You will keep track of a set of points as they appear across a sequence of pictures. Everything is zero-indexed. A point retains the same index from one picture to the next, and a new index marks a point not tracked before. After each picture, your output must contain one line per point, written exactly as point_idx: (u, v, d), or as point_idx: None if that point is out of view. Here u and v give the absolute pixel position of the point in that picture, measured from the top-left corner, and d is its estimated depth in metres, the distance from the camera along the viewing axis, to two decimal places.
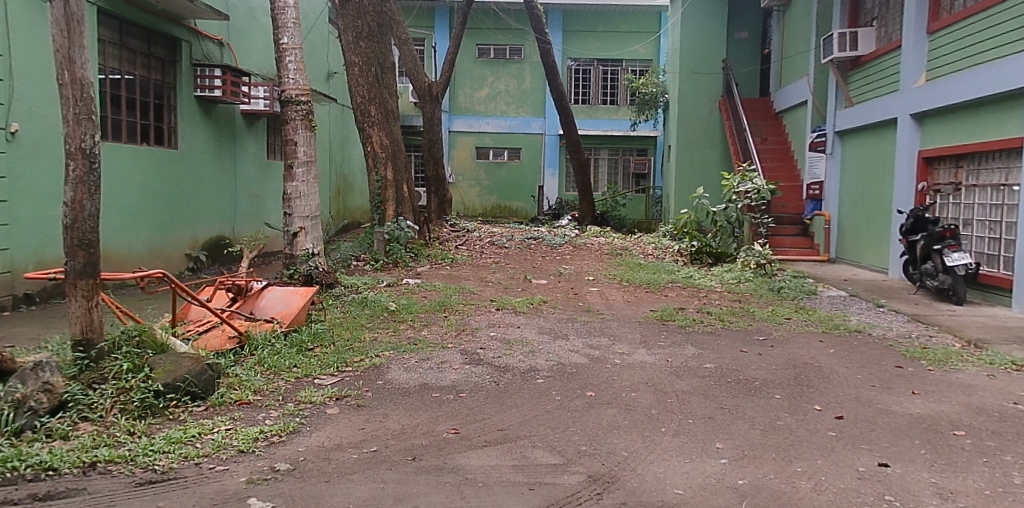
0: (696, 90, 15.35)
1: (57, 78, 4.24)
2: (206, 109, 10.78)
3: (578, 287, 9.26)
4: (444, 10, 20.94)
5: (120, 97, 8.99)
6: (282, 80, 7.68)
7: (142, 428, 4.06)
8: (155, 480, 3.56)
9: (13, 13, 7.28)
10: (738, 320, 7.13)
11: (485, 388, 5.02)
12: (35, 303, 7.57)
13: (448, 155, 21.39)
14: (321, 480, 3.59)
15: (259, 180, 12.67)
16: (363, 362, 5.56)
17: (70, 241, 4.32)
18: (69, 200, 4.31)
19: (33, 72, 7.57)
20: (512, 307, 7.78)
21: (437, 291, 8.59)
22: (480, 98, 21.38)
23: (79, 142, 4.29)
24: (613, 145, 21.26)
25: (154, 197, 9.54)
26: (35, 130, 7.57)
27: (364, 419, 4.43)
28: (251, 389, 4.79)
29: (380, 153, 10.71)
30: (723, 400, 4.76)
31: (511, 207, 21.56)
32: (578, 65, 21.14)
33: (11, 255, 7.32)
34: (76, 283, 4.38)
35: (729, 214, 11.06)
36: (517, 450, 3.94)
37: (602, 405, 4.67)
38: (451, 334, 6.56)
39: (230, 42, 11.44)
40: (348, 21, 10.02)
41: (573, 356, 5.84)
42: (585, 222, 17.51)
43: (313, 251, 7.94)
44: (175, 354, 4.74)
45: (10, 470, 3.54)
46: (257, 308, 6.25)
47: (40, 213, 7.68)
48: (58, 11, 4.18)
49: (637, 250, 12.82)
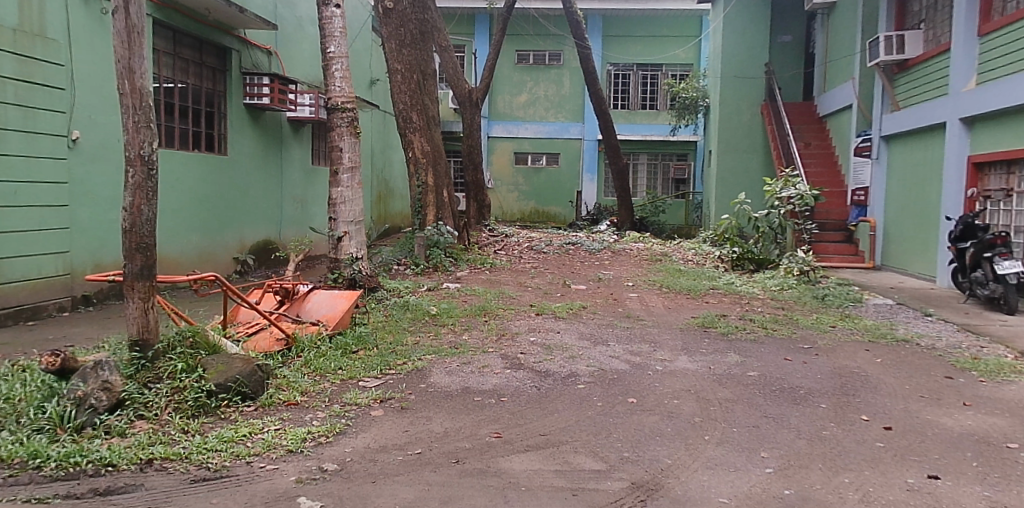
0: (738, 94, 15.18)
1: (118, 88, 4.40)
2: (254, 116, 11.06)
3: (617, 293, 9.25)
4: (484, 16, 21.11)
5: (173, 105, 9.25)
6: (329, 88, 7.84)
7: (195, 427, 4.19)
8: (209, 477, 3.67)
9: (75, 24, 7.57)
10: (781, 327, 7.06)
11: (526, 393, 5.06)
12: (92, 304, 7.84)
13: (487, 160, 21.58)
14: (367, 480, 3.66)
15: (304, 185, 12.94)
16: (405, 365, 5.63)
17: (130, 245, 4.48)
18: (128, 205, 4.47)
19: (94, 81, 7.85)
20: (552, 312, 7.81)
21: (477, 296, 8.67)
22: (519, 104, 21.50)
23: (138, 150, 4.44)
24: (652, 150, 21.16)
25: (204, 203, 9.80)
26: (94, 137, 7.86)
27: (408, 421, 4.51)
28: (299, 390, 4.92)
29: (421, 159, 10.82)
30: (768, 409, 4.72)
31: (548, 212, 21.59)
32: (617, 70, 21.11)
33: (71, 258, 7.59)
34: (135, 285, 4.53)
35: (772, 221, 10.87)
36: (559, 455, 3.97)
37: (644, 412, 4.67)
38: (492, 338, 6.60)
39: (278, 51, 11.74)
40: (391, 29, 10.19)
41: (614, 363, 5.84)
42: (624, 227, 17.38)
43: (357, 255, 8.06)
44: (227, 355, 4.88)
45: (73, 465, 3.69)
46: (303, 311, 6.38)
47: (98, 217, 7.97)
48: (120, 23, 4.35)
49: (678, 255, 12.73)
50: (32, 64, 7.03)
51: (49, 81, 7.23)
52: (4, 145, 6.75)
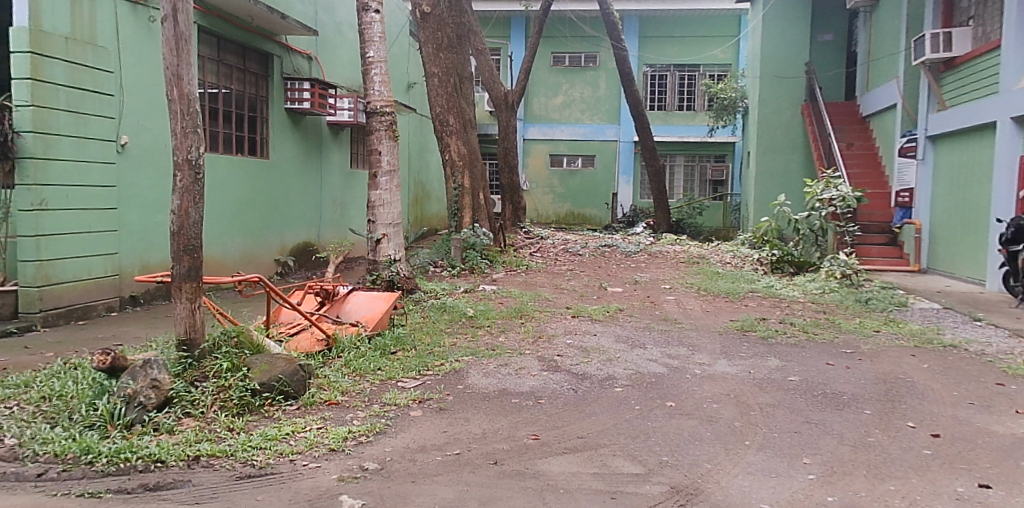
0: (778, 94, 14.97)
1: (167, 94, 4.52)
2: (294, 120, 11.25)
3: (654, 296, 9.18)
4: (519, 19, 21.17)
5: (218, 110, 9.43)
6: (368, 92, 7.95)
7: (240, 425, 4.29)
8: (254, 475, 3.75)
9: (124, 31, 7.80)
10: (823, 332, 6.94)
11: (563, 396, 5.06)
12: (139, 304, 8.07)
13: (522, 162, 21.66)
14: (407, 480, 3.70)
15: (343, 188, 13.12)
16: (443, 366, 5.68)
17: (177, 247, 4.60)
18: (176, 208, 4.59)
19: (142, 87, 8.07)
20: (588, 314, 7.79)
21: (512, 298, 8.68)
22: (555, 106, 21.50)
23: (186, 154, 4.56)
24: (689, 151, 20.95)
25: (246, 206, 9.99)
26: (142, 141, 8.08)
27: (446, 422, 4.54)
28: (340, 390, 4.99)
29: (457, 162, 10.87)
30: (810, 414, 4.65)
31: (584, 214, 21.52)
32: (654, 71, 20.97)
33: (119, 259, 7.81)
34: (182, 285, 4.65)
35: (812, 223, 10.71)
36: (598, 458, 3.96)
37: (683, 416, 4.63)
38: (528, 340, 6.62)
39: (318, 56, 11.93)
40: (429, 33, 10.27)
41: (652, 366, 5.80)
42: (661, 229, 17.26)
43: (395, 257, 8.14)
44: (270, 354, 4.97)
45: (124, 461, 3.80)
46: (343, 312, 6.47)
47: (146, 220, 8.19)
48: (169, 31, 4.47)
49: (716, 258, 12.60)
50: (84, 71, 7.25)
51: (99, 87, 7.45)
52: (56, 149, 6.97)
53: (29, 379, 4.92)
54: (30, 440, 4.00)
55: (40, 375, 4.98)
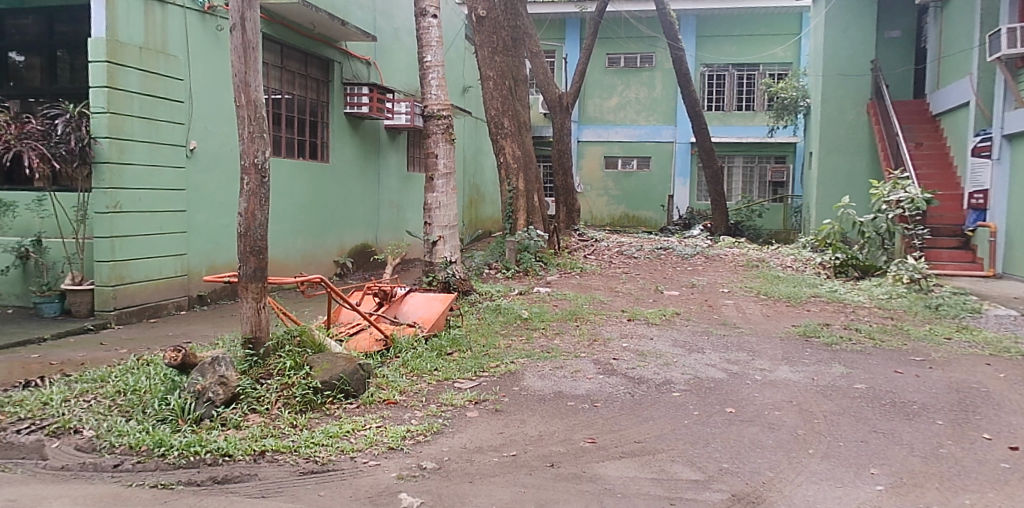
0: (841, 93, 14.56)
1: (234, 100, 4.66)
2: (353, 124, 11.47)
3: (712, 299, 9.04)
4: (575, 21, 21.12)
5: (281, 115, 9.68)
6: (426, 96, 8.05)
7: (303, 422, 4.39)
8: (317, 471, 3.83)
9: (193, 40, 8.09)
10: (891, 339, 6.70)
11: (620, 399, 5.02)
12: (206, 303, 8.36)
13: (577, 164, 21.62)
14: (465, 480, 3.73)
15: (400, 191, 13.31)
16: (498, 368, 5.71)
17: (243, 248, 4.74)
18: (242, 211, 4.73)
19: (210, 93, 8.35)
20: (645, 318, 7.72)
21: (567, 301, 8.66)
22: (610, 108, 21.38)
23: (253, 158, 4.69)
24: (749, 152, 20.53)
25: (307, 208, 10.23)
26: (210, 147, 8.37)
27: (502, 423, 4.56)
28: (398, 389, 5.07)
29: (512, 165, 10.88)
30: (877, 423, 4.50)
31: (639, 216, 21.34)
32: (711, 71, 20.67)
33: (188, 259, 8.09)
34: (249, 285, 4.79)
35: (878, 226, 10.42)
36: (655, 463, 3.92)
37: (743, 422, 4.55)
38: (584, 343, 6.59)
39: (377, 61, 12.13)
40: (484, 36, 10.35)
41: (711, 371, 5.71)
42: (718, 232, 17.00)
43: (451, 258, 8.21)
44: (331, 354, 5.07)
45: (194, 454, 3.93)
46: (400, 313, 6.55)
47: (213, 222, 8.47)
48: (237, 39, 4.61)
49: (776, 261, 12.31)
50: (156, 79, 7.54)
51: (170, 95, 7.74)
52: (130, 154, 7.26)
53: (105, 374, 5.14)
54: (107, 432, 4.18)
55: (116, 370, 5.21)
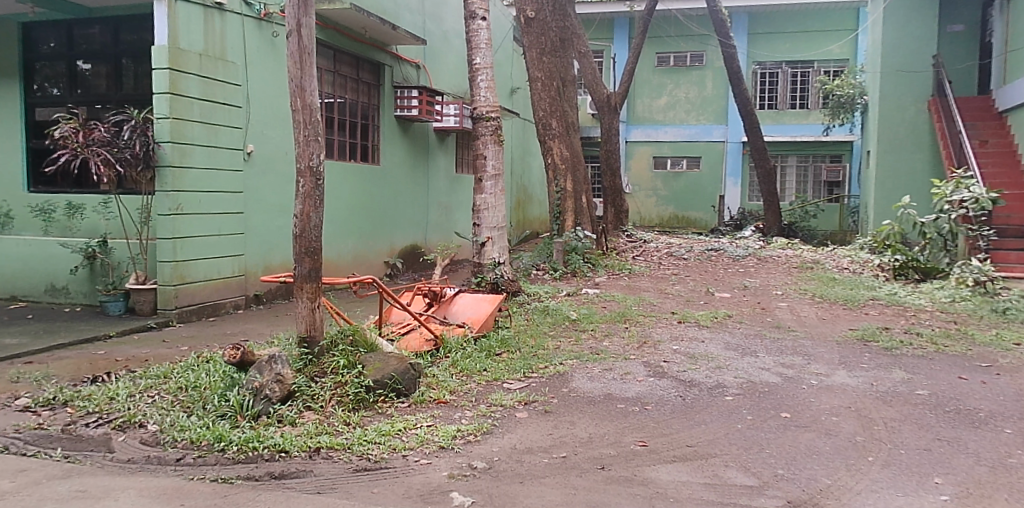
0: (900, 90, 14.12)
1: (291, 105, 4.76)
2: (403, 127, 11.62)
3: (765, 302, 8.86)
4: (623, 20, 20.98)
5: (333, 119, 9.85)
6: (475, 98, 8.10)
7: (356, 420, 4.47)
8: (370, 468, 3.89)
9: (250, 46, 8.30)
10: (955, 344, 6.46)
11: (671, 403, 4.97)
12: (262, 302, 8.58)
13: (626, 165, 21.49)
14: (515, 480, 3.74)
15: (449, 192, 13.42)
16: (547, 369, 5.71)
17: (299, 249, 4.84)
18: (298, 213, 4.83)
19: (265, 98, 8.57)
20: (695, 320, 7.61)
21: (616, 302, 8.60)
22: (659, 107, 21.17)
23: (308, 162, 4.80)
24: (803, 151, 20.08)
25: (358, 209, 10.40)
26: (266, 150, 8.58)
27: (552, 425, 4.56)
28: (448, 389, 5.13)
29: (560, 166, 10.86)
30: (941, 431, 4.35)
31: (688, 217, 21.08)
32: (764, 68, 20.29)
33: (245, 260, 8.31)
34: (304, 285, 4.89)
35: (941, 226, 10.18)
36: (708, 468, 3.87)
37: (800, 428, 4.45)
38: (633, 345, 6.54)
39: (426, 64, 12.27)
40: (533, 38, 10.38)
41: (765, 375, 5.60)
42: (770, 232, 16.68)
43: (499, 259, 8.23)
44: (383, 353, 5.14)
45: (252, 450, 4.04)
46: (450, 313, 6.60)
47: (269, 223, 8.68)
48: (293, 45, 4.72)
49: (832, 263, 12.00)
50: (215, 85, 7.77)
51: (229, 100, 7.97)
52: (191, 158, 7.48)
53: (168, 370, 5.31)
54: (170, 427, 4.32)
55: (177, 367, 5.38)
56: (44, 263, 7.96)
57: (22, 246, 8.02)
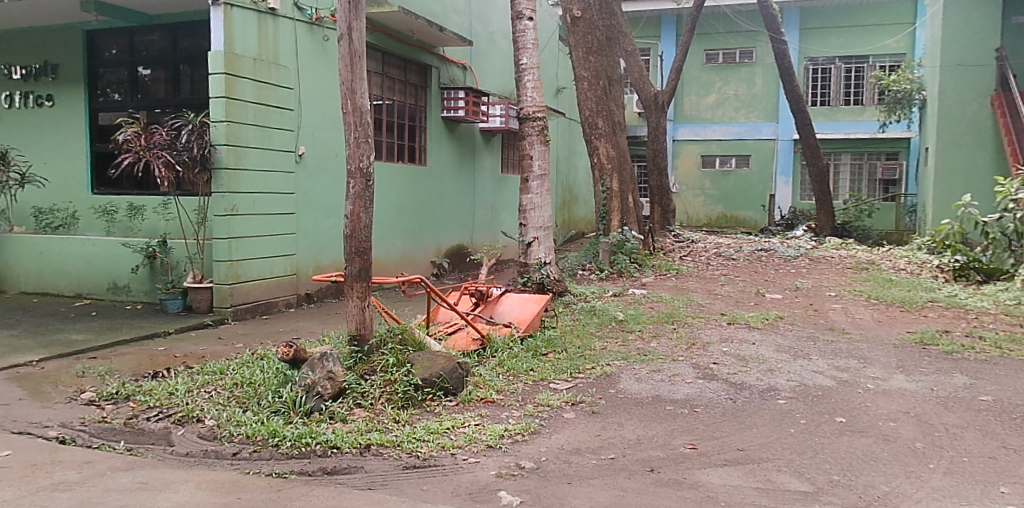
0: (961, 84, 13.64)
1: (342, 107, 4.84)
2: (449, 128, 11.70)
3: (818, 303, 8.66)
4: (670, 18, 20.75)
5: (381, 120, 9.97)
6: (521, 99, 8.11)
7: (406, 418, 4.52)
8: (419, 465, 3.93)
9: (301, 50, 8.46)
10: (1021, 348, 6.20)
11: (721, 405, 4.90)
12: (313, 301, 8.75)
13: (673, 164, 21.27)
14: (563, 481, 3.73)
15: (495, 192, 13.46)
16: (594, 370, 5.69)
17: (349, 249, 4.91)
18: (348, 213, 4.90)
19: (316, 101, 8.72)
20: (745, 322, 7.48)
21: (664, 303, 8.51)
22: (707, 105, 20.87)
23: (358, 163, 4.86)
24: (857, 148, 19.56)
25: (405, 210, 10.51)
26: (317, 152, 8.74)
27: (600, 426, 4.54)
28: (495, 388, 5.15)
29: (606, 165, 10.80)
30: (1007, 438, 4.19)
31: (737, 217, 20.75)
32: (816, 64, 19.82)
33: (296, 259, 8.48)
34: (354, 285, 4.96)
35: (1005, 226, 9.93)
36: (760, 473, 3.80)
37: (855, 433, 4.33)
38: (681, 347, 6.46)
39: (472, 65, 12.34)
40: (579, 37, 10.36)
41: (818, 378, 5.47)
42: (823, 232, 16.29)
43: (545, 260, 8.23)
44: (431, 352, 5.18)
45: (305, 445, 4.12)
46: (497, 313, 6.63)
47: (319, 224, 8.84)
48: (344, 49, 4.79)
49: (888, 264, 11.67)
50: (269, 89, 7.95)
51: (281, 103, 8.14)
52: (246, 160, 7.66)
53: (224, 367, 5.46)
54: (226, 422, 4.44)
55: (233, 363, 5.53)
56: (107, 263, 8.24)
57: (85, 246, 8.30)
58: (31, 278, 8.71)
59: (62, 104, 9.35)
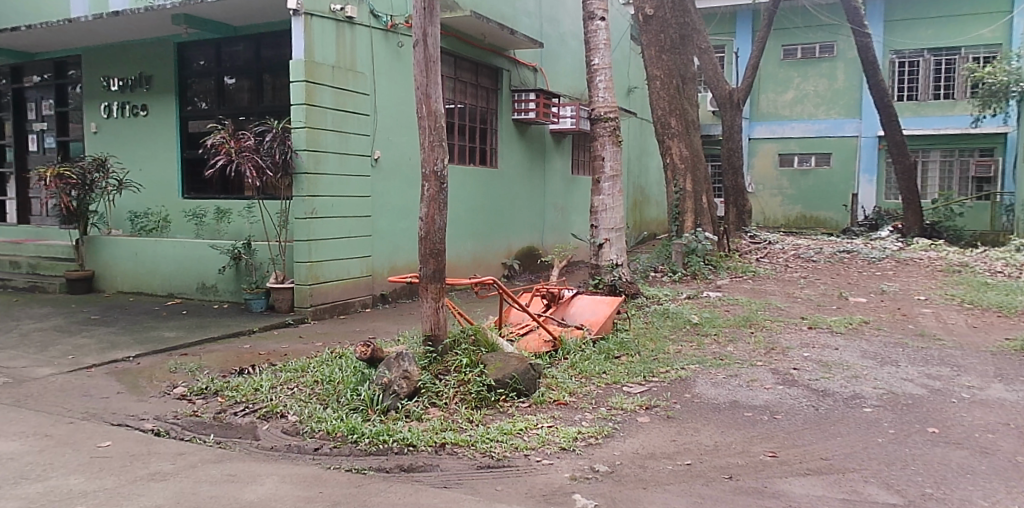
0: None
1: (417, 112, 4.92)
2: (520, 130, 11.75)
3: (906, 308, 8.27)
4: (746, 13, 20.26)
5: (454, 124, 10.09)
6: (593, 99, 8.06)
7: (479, 418, 4.56)
8: (494, 465, 3.95)
9: (377, 56, 8.66)
10: None
11: (803, 412, 4.74)
12: (387, 301, 8.93)
13: (749, 163, 20.79)
14: (638, 486, 3.68)
15: (566, 194, 13.44)
16: (669, 374, 5.59)
17: (424, 251, 4.98)
18: (423, 216, 4.97)
19: (391, 106, 8.90)
20: (827, 326, 7.22)
21: (740, 306, 8.30)
22: (785, 102, 20.29)
23: (433, 166, 4.92)
24: (947, 145, 18.59)
25: (477, 212, 10.60)
26: (391, 156, 8.92)
27: (676, 431, 4.46)
28: (567, 390, 5.13)
29: (679, 165, 10.62)
30: None
31: (817, 217, 20.06)
32: (902, 57, 18.97)
33: (372, 261, 8.67)
34: (428, 286, 5.02)
35: None
36: (845, 483, 3.66)
37: (950, 445, 4.12)
38: (760, 352, 6.28)
39: (543, 67, 12.35)
40: (651, 36, 10.18)
41: (908, 386, 5.23)
42: (911, 234, 15.52)
43: (617, 261, 8.16)
44: (504, 353, 5.20)
45: (383, 442, 4.21)
46: (568, 315, 6.61)
47: (394, 225, 9.01)
48: (419, 54, 4.86)
49: (982, 266, 11.04)
50: (346, 95, 8.16)
51: (358, 109, 8.35)
52: (325, 165, 7.88)
53: (304, 365, 5.62)
54: (308, 418, 4.58)
55: (313, 362, 5.69)
56: (196, 265, 8.62)
57: (177, 249, 8.70)
58: (128, 279, 9.18)
59: (155, 114, 9.85)
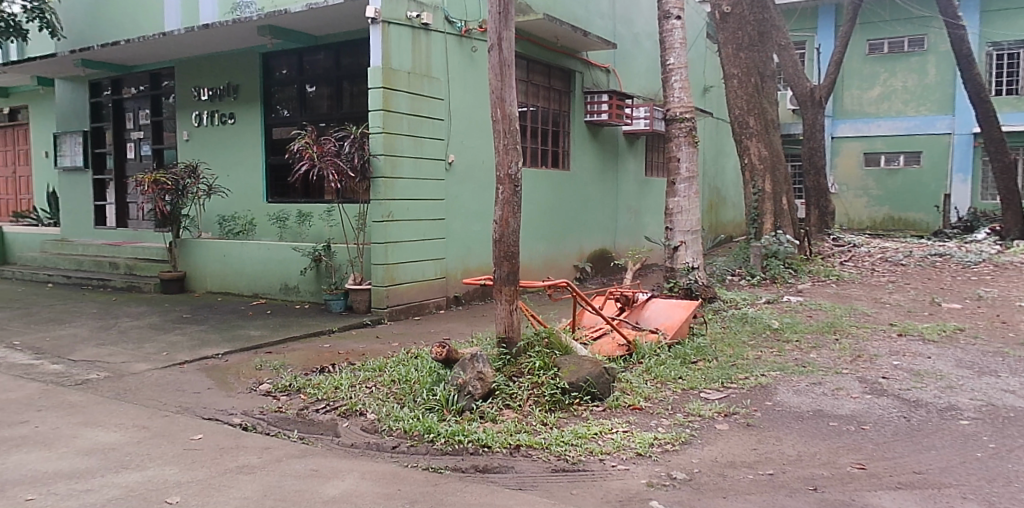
0: None
1: (491, 115, 4.95)
2: (593, 132, 11.68)
3: (1006, 315, 7.79)
4: (828, 8, 19.55)
5: (527, 126, 10.13)
6: (668, 100, 7.96)
7: (553, 420, 4.54)
8: (569, 469, 3.93)
9: (452, 60, 8.77)
10: None
11: (893, 423, 4.52)
12: (461, 303, 9.03)
13: (831, 163, 20.06)
14: (718, 495, 3.59)
15: (639, 196, 13.26)
16: (748, 380, 5.44)
17: (499, 253, 5.00)
18: (497, 218, 4.99)
19: (465, 110, 9.01)
20: (919, 333, 6.87)
21: (823, 311, 8.01)
22: (871, 99, 19.49)
23: (507, 169, 4.93)
24: None
25: (549, 214, 10.60)
26: (465, 159, 9.02)
27: (756, 439, 4.33)
28: (642, 395, 5.06)
29: (757, 165, 10.40)
30: None
31: (905, 219, 19.15)
32: (1000, 49, 17.93)
33: (446, 263, 8.78)
34: (502, 288, 5.04)
35: None
36: (941, 499, 3.47)
37: None
38: (845, 359, 6.03)
39: (616, 68, 12.23)
40: (728, 34, 10.01)
41: (1009, 398, 4.92)
42: (1011, 235, 14.34)
43: (692, 265, 7.98)
44: (578, 356, 5.18)
45: (458, 442, 4.25)
46: (642, 318, 6.55)
47: (467, 228, 9.11)
48: (494, 58, 4.89)
49: None
50: (422, 100, 8.30)
51: (434, 113, 8.47)
52: (402, 169, 8.04)
53: (382, 364, 5.74)
54: (386, 417, 4.67)
55: (390, 361, 5.80)
56: (280, 266, 8.93)
57: (262, 250, 9.03)
58: (217, 280, 9.59)
59: (243, 122, 10.26)
